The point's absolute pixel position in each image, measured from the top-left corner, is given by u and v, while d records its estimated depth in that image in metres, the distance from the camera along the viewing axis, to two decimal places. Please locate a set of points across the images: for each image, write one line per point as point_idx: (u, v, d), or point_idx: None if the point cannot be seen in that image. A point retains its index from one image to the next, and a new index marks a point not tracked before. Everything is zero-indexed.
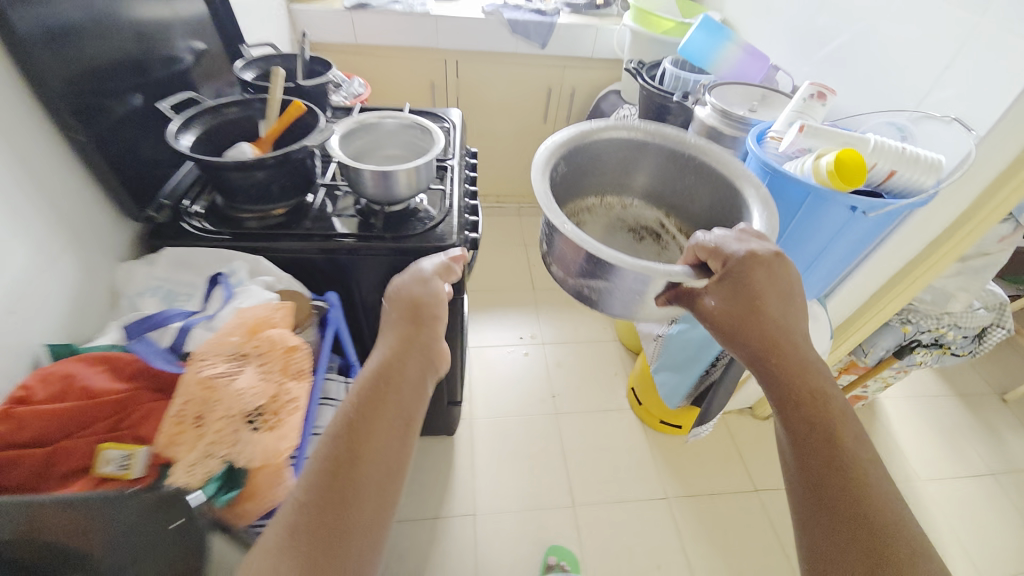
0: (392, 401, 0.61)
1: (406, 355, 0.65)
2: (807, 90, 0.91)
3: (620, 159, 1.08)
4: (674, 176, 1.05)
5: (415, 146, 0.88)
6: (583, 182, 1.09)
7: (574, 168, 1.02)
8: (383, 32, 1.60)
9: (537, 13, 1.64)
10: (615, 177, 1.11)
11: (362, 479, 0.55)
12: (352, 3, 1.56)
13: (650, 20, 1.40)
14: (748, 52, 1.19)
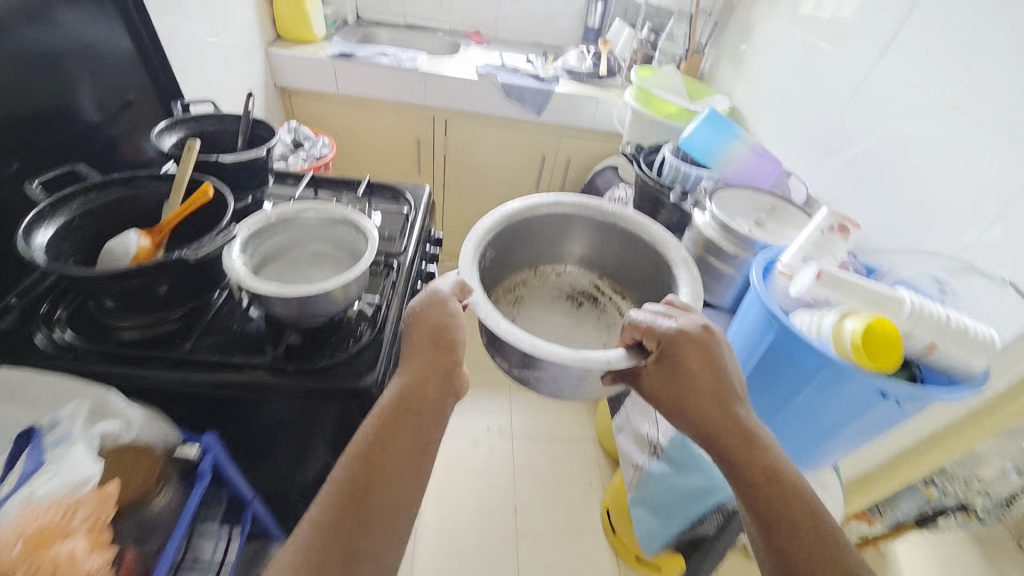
0: (408, 428, 0.64)
1: (424, 384, 0.66)
2: (825, 221, 0.76)
3: (551, 231, 1.17)
4: (606, 243, 1.17)
5: (343, 244, 0.74)
6: (517, 253, 1.17)
7: (506, 239, 1.09)
8: (367, 85, 1.49)
9: (535, 79, 1.53)
10: (548, 247, 1.21)
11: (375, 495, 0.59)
12: (337, 52, 1.46)
13: (653, 102, 1.28)
14: (758, 152, 1.04)
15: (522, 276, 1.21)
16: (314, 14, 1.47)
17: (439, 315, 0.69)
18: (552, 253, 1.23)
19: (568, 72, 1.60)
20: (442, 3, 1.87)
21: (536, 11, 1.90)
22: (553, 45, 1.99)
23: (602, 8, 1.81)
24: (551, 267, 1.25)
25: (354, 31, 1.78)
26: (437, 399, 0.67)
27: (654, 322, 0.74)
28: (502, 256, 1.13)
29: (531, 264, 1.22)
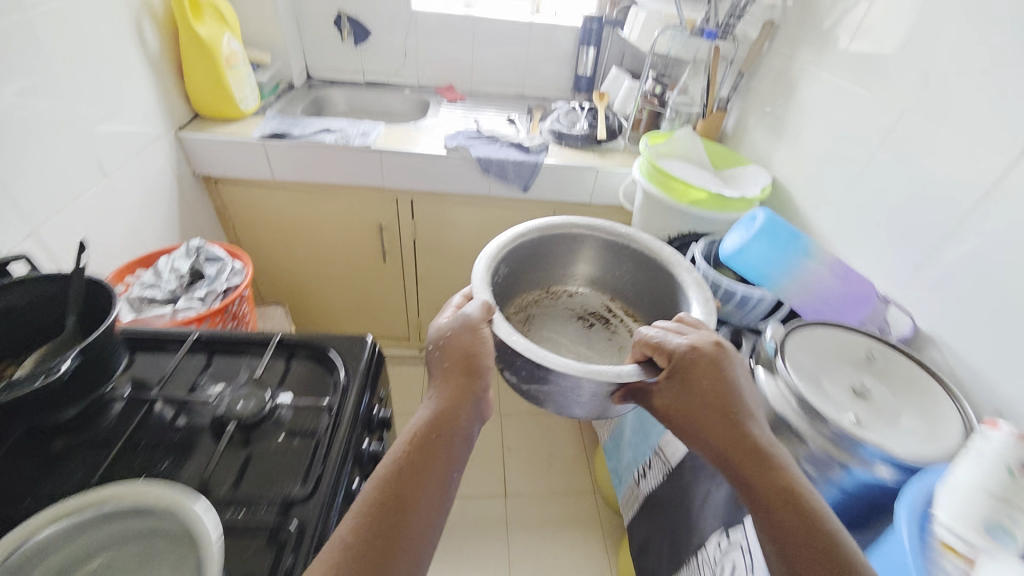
0: (440, 453, 0.57)
1: (458, 407, 0.61)
2: (987, 441, 0.48)
3: (562, 250, 0.96)
4: (623, 269, 0.95)
5: (161, 534, 0.45)
6: (524, 275, 0.95)
7: (514, 262, 0.90)
8: (309, 168, 1.20)
9: (518, 148, 1.25)
10: (557, 267, 0.99)
11: (408, 516, 0.51)
12: (267, 131, 1.16)
13: (674, 185, 0.99)
14: (840, 273, 0.72)
15: (527, 298, 0.97)
16: (240, 87, 1.19)
17: (478, 332, 0.68)
18: (562, 275, 1.00)
19: (558, 135, 1.32)
20: (406, 56, 1.60)
21: (516, 60, 1.63)
22: (539, 97, 1.72)
23: (593, 53, 1.54)
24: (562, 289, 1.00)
25: (302, 96, 1.51)
26: (468, 419, 0.62)
27: (666, 335, 0.64)
28: (509, 279, 0.92)
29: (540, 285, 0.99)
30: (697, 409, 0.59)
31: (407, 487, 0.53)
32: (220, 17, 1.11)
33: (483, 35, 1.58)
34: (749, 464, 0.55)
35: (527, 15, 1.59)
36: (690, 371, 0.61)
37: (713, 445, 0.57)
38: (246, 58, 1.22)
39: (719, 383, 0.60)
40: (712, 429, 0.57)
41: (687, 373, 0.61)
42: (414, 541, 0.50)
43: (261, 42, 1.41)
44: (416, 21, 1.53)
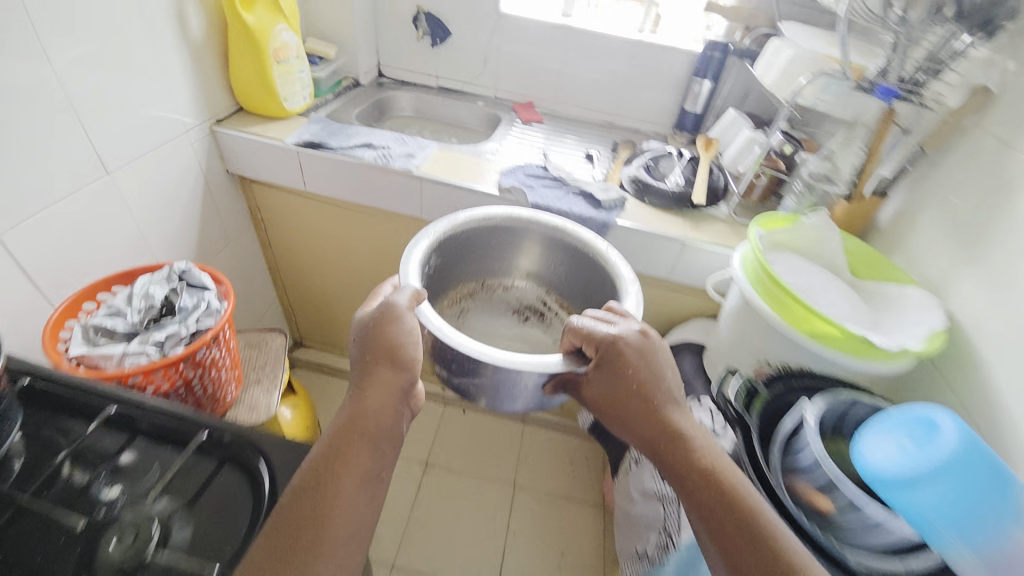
0: (361, 448, 0.57)
1: (377, 400, 0.62)
2: None
3: (497, 249, 1.03)
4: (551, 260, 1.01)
5: None
6: (462, 268, 1.03)
7: (452, 254, 0.97)
8: (344, 185, 1.05)
9: (587, 200, 1.01)
10: (495, 263, 1.06)
11: (323, 511, 0.52)
12: (303, 139, 1.03)
13: (792, 308, 0.71)
14: None
15: (464, 289, 1.06)
16: (286, 84, 1.06)
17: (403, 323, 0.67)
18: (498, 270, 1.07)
19: (641, 189, 1.06)
20: (486, 65, 1.41)
21: (612, 84, 1.38)
22: (633, 129, 1.46)
23: (708, 89, 1.25)
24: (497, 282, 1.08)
25: (366, 97, 1.37)
26: (393, 412, 0.62)
27: (592, 327, 0.71)
28: (449, 272, 1.00)
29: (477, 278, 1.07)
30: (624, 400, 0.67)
31: (324, 481, 0.54)
32: (275, 5, 0.99)
33: (577, 50, 1.34)
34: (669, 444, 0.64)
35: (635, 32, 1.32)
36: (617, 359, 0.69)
37: (641, 434, 0.66)
38: (302, 53, 1.09)
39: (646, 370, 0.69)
40: (637, 415, 0.67)
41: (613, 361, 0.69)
42: (339, 530, 0.52)
43: (330, 33, 1.29)
44: (502, 25, 1.32)
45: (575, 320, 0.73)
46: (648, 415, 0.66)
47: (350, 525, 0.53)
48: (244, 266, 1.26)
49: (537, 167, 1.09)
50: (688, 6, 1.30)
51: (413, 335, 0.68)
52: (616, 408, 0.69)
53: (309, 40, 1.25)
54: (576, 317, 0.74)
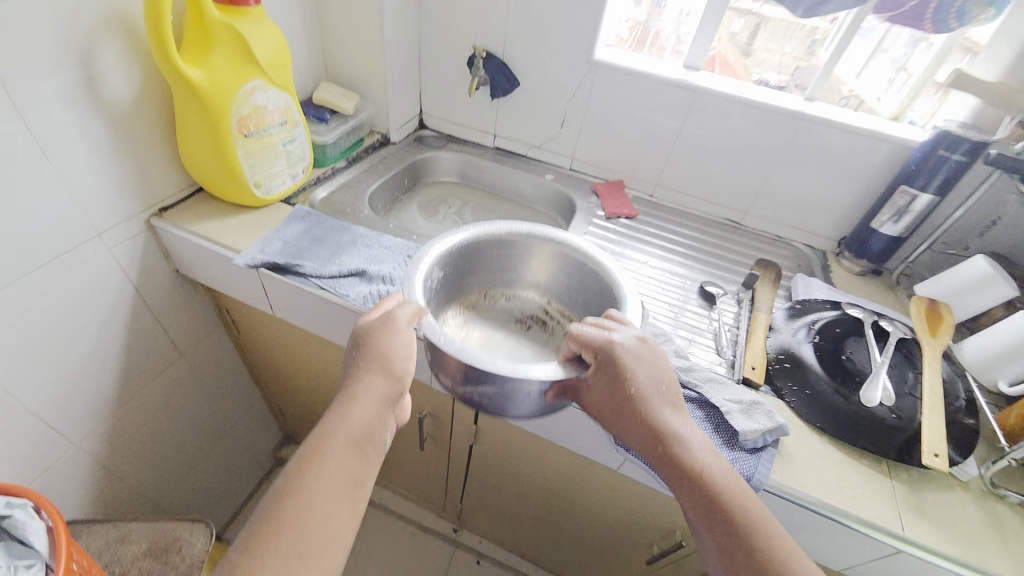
0: (325, 470, 0.48)
1: (354, 416, 0.51)
2: None
3: (502, 259, 0.79)
4: (568, 279, 0.78)
5: None
6: (465, 276, 0.79)
7: (459, 262, 0.75)
8: (325, 327, 0.69)
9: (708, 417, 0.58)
10: (502, 274, 0.82)
11: (287, 537, 0.44)
12: (268, 258, 0.67)
13: None
14: None
15: (462, 300, 0.81)
16: (261, 163, 0.72)
17: (397, 336, 0.54)
18: (505, 281, 0.83)
19: (806, 398, 0.62)
20: (563, 126, 1.01)
21: (749, 168, 0.93)
22: (769, 235, 0.99)
23: (925, 201, 0.79)
24: (502, 292, 0.84)
25: (397, 159, 1.01)
26: (374, 427, 0.52)
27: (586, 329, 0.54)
28: (451, 283, 0.77)
29: (479, 289, 0.83)
30: (630, 418, 0.51)
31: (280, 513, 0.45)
32: (243, 51, 0.64)
33: (703, 119, 0.90)
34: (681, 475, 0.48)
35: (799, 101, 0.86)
36: (618, 368, 0.52)
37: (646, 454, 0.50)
38: (290, 116, 0.74)
39: (655, 382, 0.52)
40: (635, 429, 0.51)
41: (613, 370, 0.52)
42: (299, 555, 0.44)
43: (355, 76, 0.94)
44: (594, 77, 0.92)
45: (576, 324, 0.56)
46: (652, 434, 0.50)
47: (324, 549, 0.46)
48: (210, 379, 0.95)
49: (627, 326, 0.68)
50: (871, 83, 0.86)
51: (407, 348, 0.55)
52: (616, 421, 0.52)
53: (322, 86, 0.91)
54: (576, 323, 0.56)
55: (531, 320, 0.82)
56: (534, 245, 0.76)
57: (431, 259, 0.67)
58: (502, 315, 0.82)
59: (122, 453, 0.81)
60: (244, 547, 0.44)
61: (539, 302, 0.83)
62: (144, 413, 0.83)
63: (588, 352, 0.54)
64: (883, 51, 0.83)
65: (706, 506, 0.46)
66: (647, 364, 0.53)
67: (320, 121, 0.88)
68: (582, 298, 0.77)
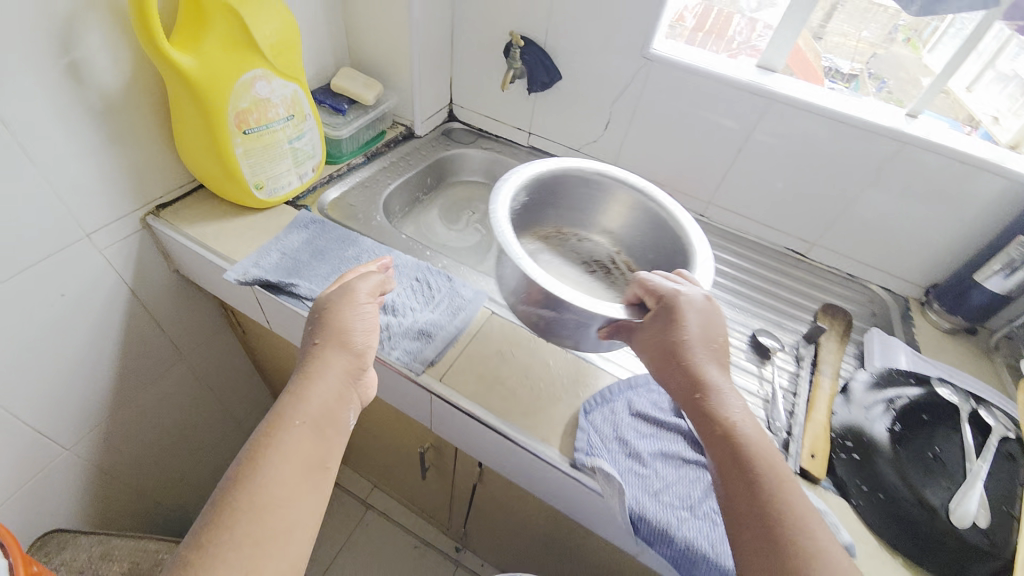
0: (291, 446, 0.43)
1: (319, 390, 0.46)
2: None
3: (582, 199, 0.76)
4: (642, 234, 0.73)
5: None
6: (542, 207, 0.77)
7: (545, 190, 0.73)
8: None
9: None
10: (579, 214, 0.79)
11: (247, 522, 0.38)
12: (264, 272, 0.60)
13: None
14: None
15: (535, 232, 0.79)
16: (265, 162, 0.65)
17: (359, 309, 0.51)
18: (580, 224, 0.80)
19: (875, 500, 0.52)
20: (608, 130, 0.89)
21: (824, 195, 0.79)
22: (838, 272, 0.86)
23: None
24: (577, 232, 0.81)
25: (420, 156, 0.92)
26: (339, 402, 0.47)
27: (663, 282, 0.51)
28: (531, 211, 0.75)
29: (556, 224, 0.80)
30: (682, 369, 0.47)
31: (240, 498, 0.39)
32: (242, 37, 0.56)
33: (774, 134, 0.77)
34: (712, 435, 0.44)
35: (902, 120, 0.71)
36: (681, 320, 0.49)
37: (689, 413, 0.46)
38: (298, 108, 0.66)
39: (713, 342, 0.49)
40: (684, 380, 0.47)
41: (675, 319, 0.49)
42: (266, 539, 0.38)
43: (379, 62, 0.85)
44: (648, 78, 0.79)
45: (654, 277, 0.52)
46: (693, 384, 0.46)
47: (292, 531, 0.40)
48: (216, 377, 0.92)
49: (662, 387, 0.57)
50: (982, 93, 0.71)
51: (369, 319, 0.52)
52: (664, 372, 0.49)
53: (343, 72, 0.82)
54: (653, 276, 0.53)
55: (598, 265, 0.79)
56: (618, 191, 0.72)
57: (513, 187, 0.65)
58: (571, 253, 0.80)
59: (118, 454, 0.79)
60: (202, 537, 0.37)
61: (611, 253, 0.79)
62: (141, 414, 0.80)
63: (651, 297, 0.52)
64: (999, 67, 0.68)
65: (737, 473, 0.42)
66: (708, 323, 0.50)
67: (337, 112, 0.79)
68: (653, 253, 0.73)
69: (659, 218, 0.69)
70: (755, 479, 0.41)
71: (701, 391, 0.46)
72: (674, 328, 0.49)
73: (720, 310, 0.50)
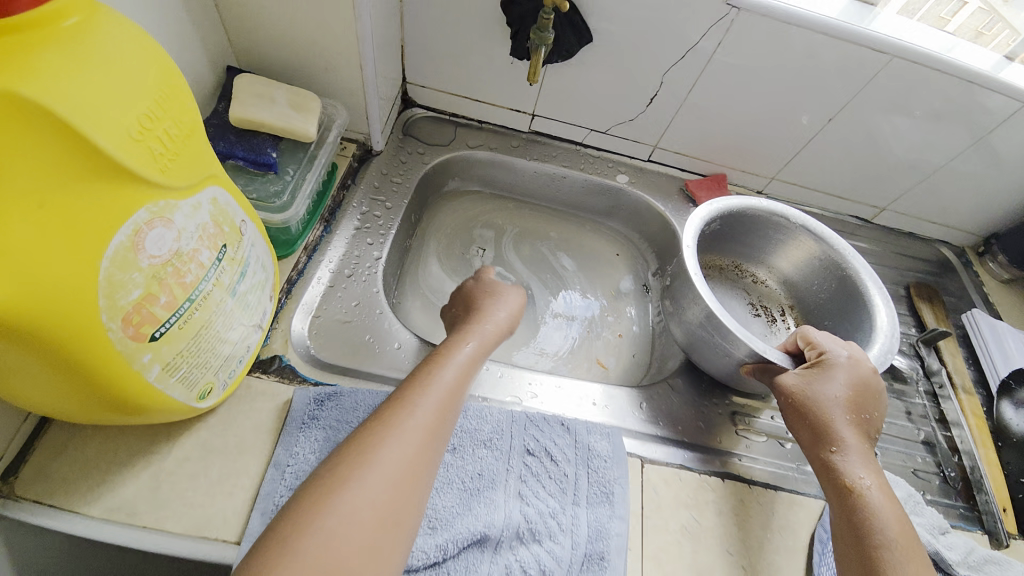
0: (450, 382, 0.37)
1: (472, 344, 0.42)
2: None
3: (789, 245, 0.62)
4: (834, 302, 0.59)
5: None
6: (723, 237, 0.64)
7: (740, 222, 0.62)
8: None
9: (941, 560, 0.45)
10: (772, 259, 0.65)
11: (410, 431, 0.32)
12: None
13: None
14: None
15: (709, 261, 0.67)
16: (204, 353, 0.34)
17: (514, 303, 0.49)
18: (766, 266, 0.66)
19: None
20: (650, 105, 0.65)
21: (908, 159, 0.67)
22: (897, 230, 0.79)
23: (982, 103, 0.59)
24: (752, 272, 0.67)
25: (395, 189, 0.61)
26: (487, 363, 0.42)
27: (832, 346, 0.45)
28: (714, 235, 0.64)
29: (737, 256, 0.67)
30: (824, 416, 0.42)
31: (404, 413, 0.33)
32: (74, 163, 0.22)
33: (876, 96, 0.60)
34: (834, 485, 0.40)
35: (993, 62, 0.58)
36: (840, 389, 0.43)
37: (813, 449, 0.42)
38: (225, 226, 0.34)
39: (862, 407, 0.42)
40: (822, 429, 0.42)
41: (833, 381, 0.43)
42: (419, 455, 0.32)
43: (301, 53, 0.50)
44: (721, 34, 0.56)
45: (824, 340, 0.46)
46: (827, 434, 0.42)
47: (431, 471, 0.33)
48: None
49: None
50: None
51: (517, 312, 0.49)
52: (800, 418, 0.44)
53: (242, 86, 0.45)
54: (821, 336, 0.47)
55: (767, 315, 0.65)
56: (830, 250, 0.58)
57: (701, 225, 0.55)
58: (740, 290, 0.66)
59: None
60: (370, 425, 0.32)
61: (787, 307, 0.65)
62: None
63: (811, 351, 0.47)
64: None
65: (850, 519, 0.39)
66: (862, 395, 0.43)
67: (265, 170, 0.46)
68: (834, 322, 0.59)
69: (857, 302, 0.55)
70: (872, 529, 0.37)
71: (836, 443, 0.41)
72: (826, 383, 0.43)
73: (883, 387, 0.44)
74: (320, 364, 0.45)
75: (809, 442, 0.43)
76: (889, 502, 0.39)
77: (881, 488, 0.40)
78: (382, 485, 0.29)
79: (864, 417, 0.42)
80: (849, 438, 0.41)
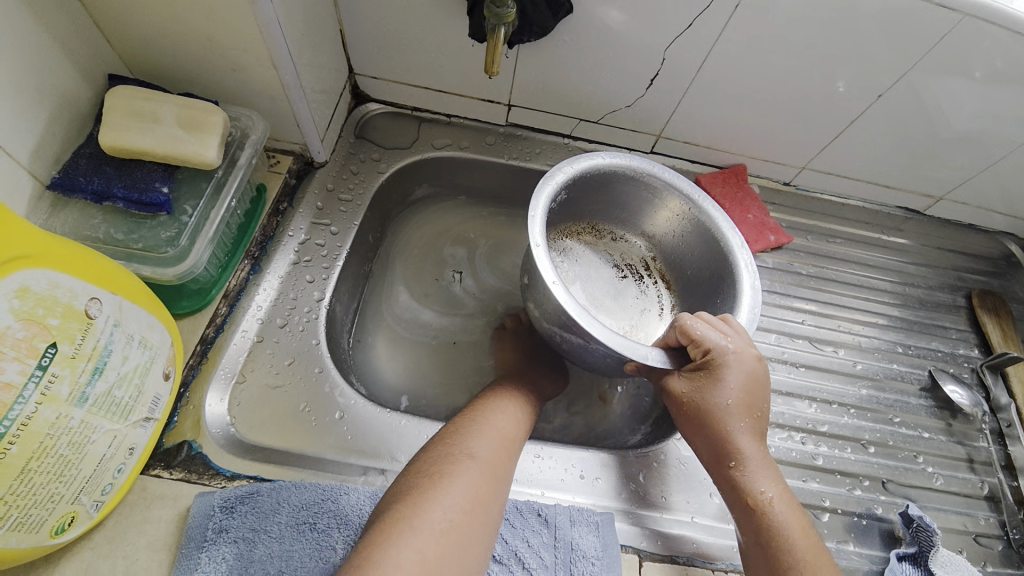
0: (496, 430, 0.39)
1: (517, 396, 0.44)
2: None
3: (649, 202, 0.50)
4: (699, 259, 0.48)
5: None
6: (574, 204, 0.50)
7: (589, 183, 0.47)
8: None
9: None
10: (631, 216, 0.52)
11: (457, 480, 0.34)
12: None
13: None
14: None
15: (562, 233, 0.52)
16: (43, 487, 0.26)
17: (555, 360, 0.51)
18: (626, 223, 0.53)
19: None
20: (651, 87, 0.53)
21: (977, 143, 0.54)
22: (954, 223, 0.65)
23: None
24: (613, 231, 0.53)
25: (343, 208, 0.51)
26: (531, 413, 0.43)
27: (713, 336, 0.36)
28: (566, 204, 0.49)
29: (592, 217, 0.52)
30: (719, 426, 0.36)
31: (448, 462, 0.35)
32: None
33: (947, 71, 0.47)
34: (738, 502, 0.35)
35: None
36: (727, 392, 0.36)
37: (714, 462, 0.36)
38: (52, 320, 0.25)
39: (752, 405, 0.36)
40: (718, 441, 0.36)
41: (719, 382, 0.36)
42: (489, 473, 0.35)
43: (198, 53, 0.39)
44: None
45: (703, 329, 0.36)
46: (723, 448, 0.36)
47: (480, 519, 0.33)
48: None
49: (908, 566, 0.41)
50: None
51: (559, 366, 0.51)
52: (694, 429, 0.37)
53: (113, 99, 0.35)
54: (701, 326, 0.37)
55: (632, 276, 0.53)
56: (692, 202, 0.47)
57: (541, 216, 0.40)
58: (599, 255, 0.53)
59: None
60: (420, 473, 0.34)
61: (653, 264, 0.53)
62: None
63: (694, 348, 0.37)
64: None
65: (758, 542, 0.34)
66: (750, 391, 0.36)
67: (156, 211, 0.36)
68: (699, 284, 0.49)
69: (722, 270, 0.45)
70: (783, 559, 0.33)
71: (735, 458, 0.35)
72: (716, 391, 0.36)
73: (767, 372, 0.37)
74: (243, 446, 0.37)
75: (706, 457, 0.37)
76: (792, 511, 0.35)
77: (784, 498, 0.35)
78: (442, 516, 0.31)
79: (757, 420, 0.36)
80: (746, 450, 0.35)
